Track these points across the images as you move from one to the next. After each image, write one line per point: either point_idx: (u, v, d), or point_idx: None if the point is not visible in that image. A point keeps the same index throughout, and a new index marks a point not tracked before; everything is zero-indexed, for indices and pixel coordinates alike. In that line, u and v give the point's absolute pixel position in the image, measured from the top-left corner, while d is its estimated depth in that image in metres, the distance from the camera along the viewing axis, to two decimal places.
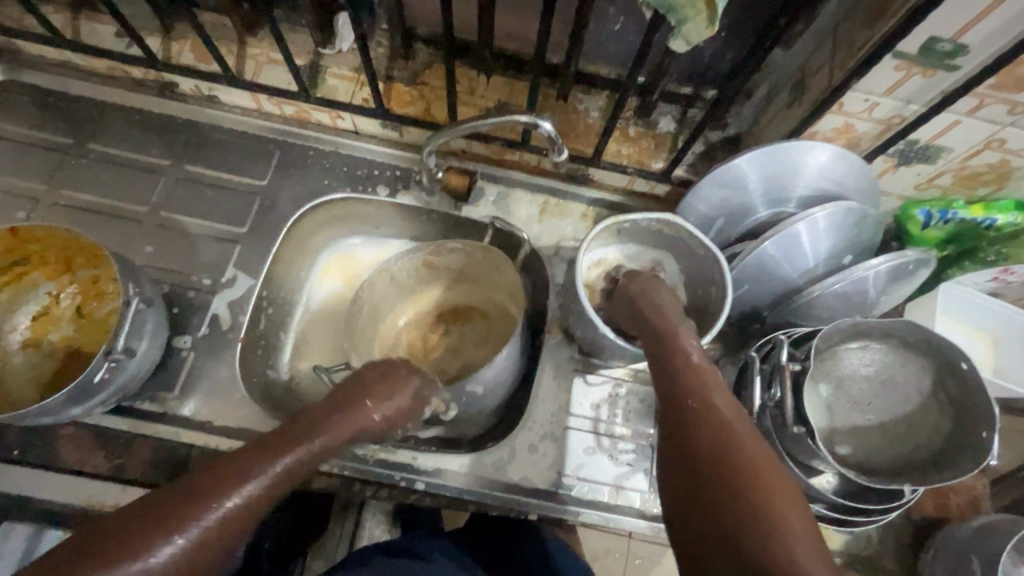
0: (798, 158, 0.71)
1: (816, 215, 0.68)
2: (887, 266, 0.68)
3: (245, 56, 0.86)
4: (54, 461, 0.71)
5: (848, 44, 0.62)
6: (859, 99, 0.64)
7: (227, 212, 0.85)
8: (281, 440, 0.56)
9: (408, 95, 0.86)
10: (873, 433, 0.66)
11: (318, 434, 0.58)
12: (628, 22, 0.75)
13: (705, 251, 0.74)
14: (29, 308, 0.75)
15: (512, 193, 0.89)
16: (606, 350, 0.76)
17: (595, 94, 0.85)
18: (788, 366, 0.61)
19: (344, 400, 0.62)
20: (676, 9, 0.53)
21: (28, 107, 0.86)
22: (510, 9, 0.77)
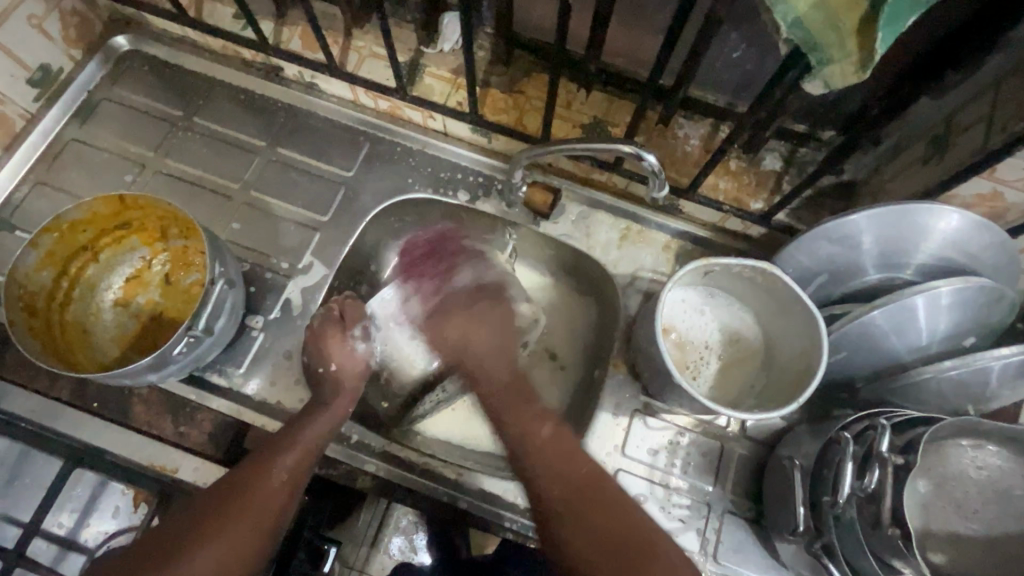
0: (927, 223, 0.63)
1: (942, 290, 0.60)
2: (1019, 359, 0.59)
3: (350, 47, 0.86)
4: (125, 419, 0.75)
5: (1017, 104, 0.54)
6: (1017, 166, 0.56)
7: (311, 199, 0.86)
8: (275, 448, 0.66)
9: (503, 103, 0.84)
10: (978, 546, 0.59)
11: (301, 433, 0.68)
12: (750, 51, 0.69)
13: (801, 309, 0.68)
14: (123, 270, 0.79)
15: (594, 215, 0.86)
16: (675, 396, 0.71)
17: (698, 121, 0.80)
18: (890, 458, 0.54)
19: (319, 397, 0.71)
20: (819, 48, 0.47)
21: (147, 77, 0.91)
22: (624, 24, 0.73)
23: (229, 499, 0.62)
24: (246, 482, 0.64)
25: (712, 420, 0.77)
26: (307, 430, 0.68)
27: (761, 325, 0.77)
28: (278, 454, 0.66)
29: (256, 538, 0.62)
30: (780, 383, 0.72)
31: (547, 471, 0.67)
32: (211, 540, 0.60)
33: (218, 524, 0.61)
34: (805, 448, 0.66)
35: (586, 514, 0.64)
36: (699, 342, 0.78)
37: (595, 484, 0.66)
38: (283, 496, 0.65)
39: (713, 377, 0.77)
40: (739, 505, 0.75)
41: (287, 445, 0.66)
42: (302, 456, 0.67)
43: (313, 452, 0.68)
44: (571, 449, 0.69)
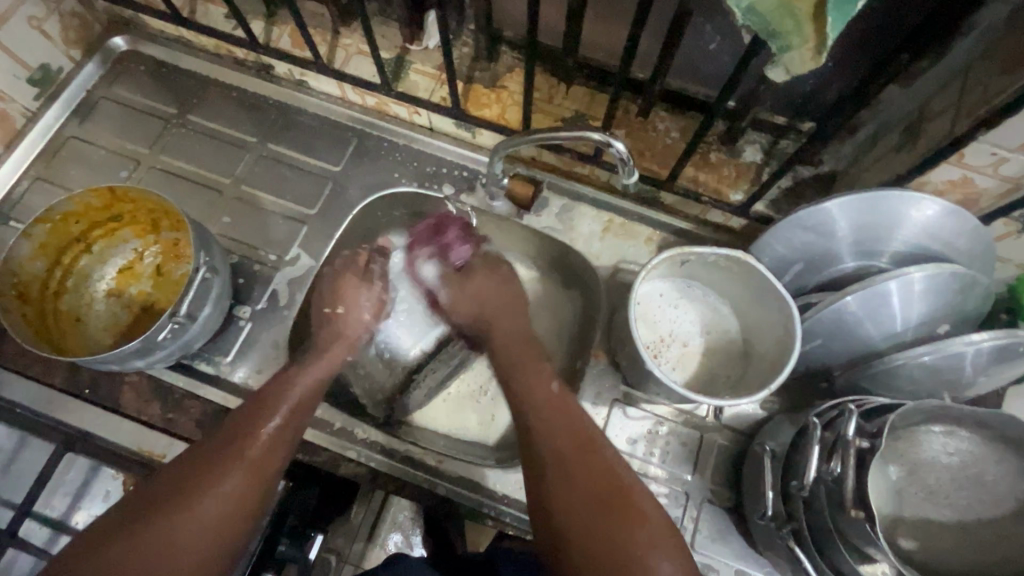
0: (900, 211, 0.63)
1: (913, 276, 0.60)
2: (991, 344, 0.59)
3: (337, 45, 0.88)
4: (115, 406, 0.77)
5: (981, 89, 0.54)
6: (983, 151, 0.57)
7: (299, 193, 0.88)
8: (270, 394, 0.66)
9: (486, 98, 0.85)
10: (948, 532, 0.59)
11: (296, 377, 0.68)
12: (725, 42, 0.70)
13: (775, 296, 0.68)
14: (116, 261, 0.81)
15: (576, 208, 0.87)
16: (652, 385, 0.72)
17: (678, 114, 0.81)
18: (855, 442, 0.54)
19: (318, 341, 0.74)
20: (778, 35, 0.48)
21: (144, 76, 0.94)
22: (601, 19, 0.74)
23: (223, 449, 0.59)
24: (235, 434, 0.61)
25: (692, 410, 0.78)
26: (301, 379, 0.68)
27: (740, 315, 0.78)
28: (270, 406, 0.64)
29: (248, 491, 0.58)
30: (756, 373, 0.73)
31: (539, 415, 0.64)
32: (200, 493, 0.56)
33: (205, 478, 0.57)
34: (780, 436, 0.66)
35: (560, 467, 0.59)
36: (678, 333, 0.79)
37: (576, 436, 0.61)
38: (280, 450, 0.62)
39: (691, 365, 0.78)
40: (718, 494, 0.75)
41: (278, 398, 0.66)
42: (295, 407, 0.66)
43: (303, 408, 0.67)
44: (565, 401, 0.65)
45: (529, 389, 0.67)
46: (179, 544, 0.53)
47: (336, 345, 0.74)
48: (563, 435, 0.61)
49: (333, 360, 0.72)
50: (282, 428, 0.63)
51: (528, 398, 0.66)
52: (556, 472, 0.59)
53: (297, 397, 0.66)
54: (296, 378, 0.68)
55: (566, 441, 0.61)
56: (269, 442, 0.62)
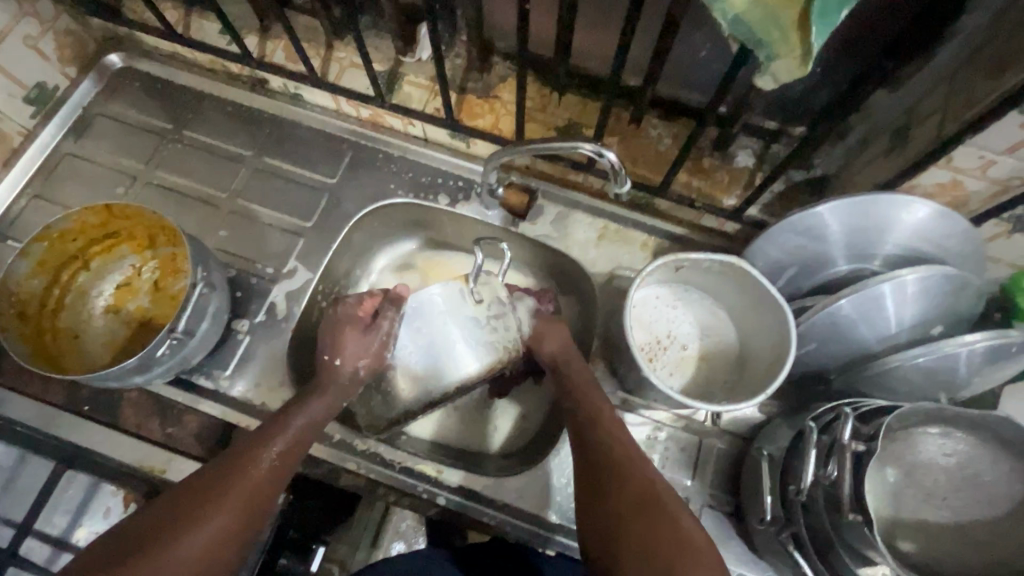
0: (892, 214, 0.64)
1: (906, 278, 0.61)
2: (984, 345, 0.59)
3: (331, 59, 0.89)
4: (115, 421, 0.77)
5: (967, 94, 0.55)
6: (971, 154, 0.57)
7: (296, 206, 0.88)
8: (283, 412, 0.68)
9: (479, 108, 0.86)
10: (945, 532, 0.59)
11: (311, 400, 0.70)
12: (714, 50, 0.70)
13: (770, 301, 0.68)
14: (114, 278, 0.82)
15: (572, 215, 0.87)
16: (649, 390, 0.72)
17: (670, 121, 0.82)
18: (851, 446, 0.55)
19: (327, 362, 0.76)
20: (766, 45, 0.48)
21: (139, 92, 0.95)
22: (591, 28, 0.75)
23: (213, 487, 0.59)
24: (229, 471, 0.60)
25: (690, 415, 0.78)
26: (297, 417, 0.68)
27: (736, 319, 0.78)
28: (264, 445, 0.64)
29: (230, 535, 0.57)
30: (751, 375, 0.74)
31: (607, 455, 0.63)
32: (183, 534, 0.55)
33: (190, 519, 0.56)
34: (778, 440, 0.66)
35: (632, 500, 0.58)
36: (674, 338, 0.79)
37: (628, 461, 0.62)
38: (268, 493, 0.62)
39: (688, 371, 0.78)
40: (718, 499, 0.75)
41: (274, 435, 0.65)
42: (290, 445, 0.66)
43: (299, 448, 0.66)
44: (619, 433, 0.66)
45: (573, 396, 0.70)
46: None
47: (331, 388, 0.73)
48: (617, 467, 0.62)
49: (327, 408, 0.71)
50: (292, 449, 0.66)
51: (568, 404, 0.70)
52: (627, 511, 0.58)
53: (293, 436, 0.66)
54: (293, 416, 0.68)
55: (628, 472, 0.61)
56: (258, 484, 0.61)
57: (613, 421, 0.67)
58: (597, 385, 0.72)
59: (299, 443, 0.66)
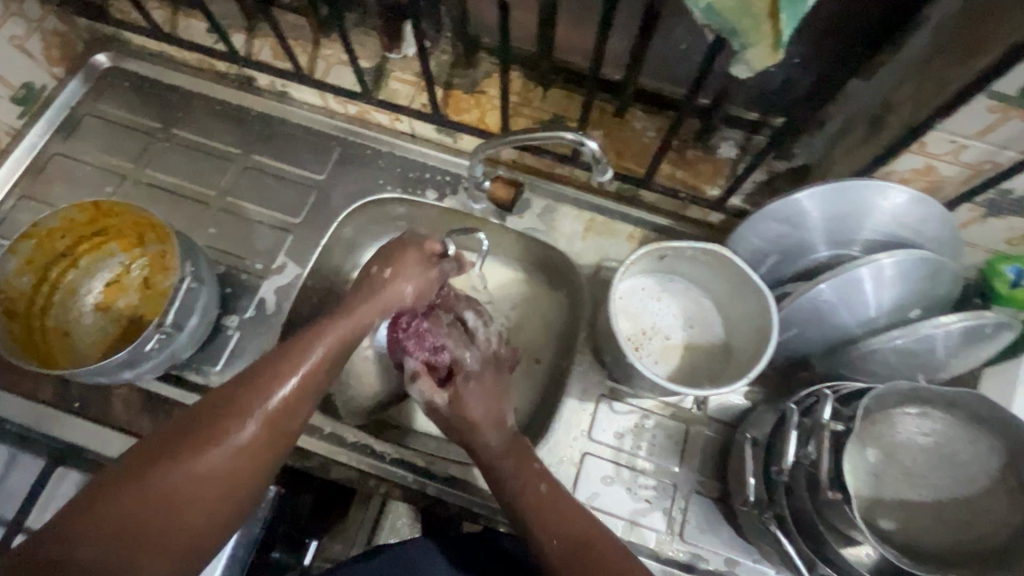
0: (870, 200, 0.65)
1: (883, 261, 0.62)
2: (960, 326, 0.61)
3: (318, 56, 0.90)
4: (105, 418, 0.78)
5: (937, 81, 0.56)
6: (943, 139, 0.58)
7: (284, 202, 0.89)
8: (295, 347, 0.64)
9: (466, 103, 0.87)
10: (925, 510, 0.60)
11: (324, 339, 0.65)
12: (694, 43, 0.72)
13: (752, 287, 0.70)
14: (103, 275, 0.82)
15: (559, 208, 0.88)
16: (635, 378, 0.73)
17: (653, 113, 0.83)
18: (829, 425, 0.56)
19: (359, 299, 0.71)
20: (739, 34, 0.50)
21: (127, 92, 0.95)
22: (574, 22, 0.76)
23: (235, 403, 0.59)
24: (253, 388, 0.60)
25: (677, 403, 0.79)
26: (325, 338, 0.65)
27: (721, 308, 0.79)
28: (290, 363, 0.62)
29: (246, 461, 0.57)
30: (736, 362, 0.75)
31: (560, 538, 0.60)
32: (204, 450, 0.56)
33: (212, 435, 0.57)
34: (762, 424, 0.67)
35: (582, 575, 0.57)
36: (659, 327, 0.80)
37: (593, 546, 0.59)
38: (289, 418, 0.61)
39: (674, 359, 0.79)
40: (705, 485, 0.76)
41: (301, 356, 0.63)
42: (316, 367, 0.64)
43: (327, 368, 0.65)
44: (565, 513, 0.62)
45: (513, 476, 0.65)
46: (176, 494, 0.54)
47: (365, 305, 0.69)
48: (575, 557, 0.59)
49: (367, 314, 0.70)
50: (300, 389, 0.62)
51: (511, 483, 0.65)
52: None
53: (319, 359, 0.64)
54: (312, 345, 0.65)
55: (580, 560, 0.58)
56: (279, 408, 0.60)
57: (559, 499, 0.63)
58: (538, 463, 0.67)
59: (308, 385, 0.63)
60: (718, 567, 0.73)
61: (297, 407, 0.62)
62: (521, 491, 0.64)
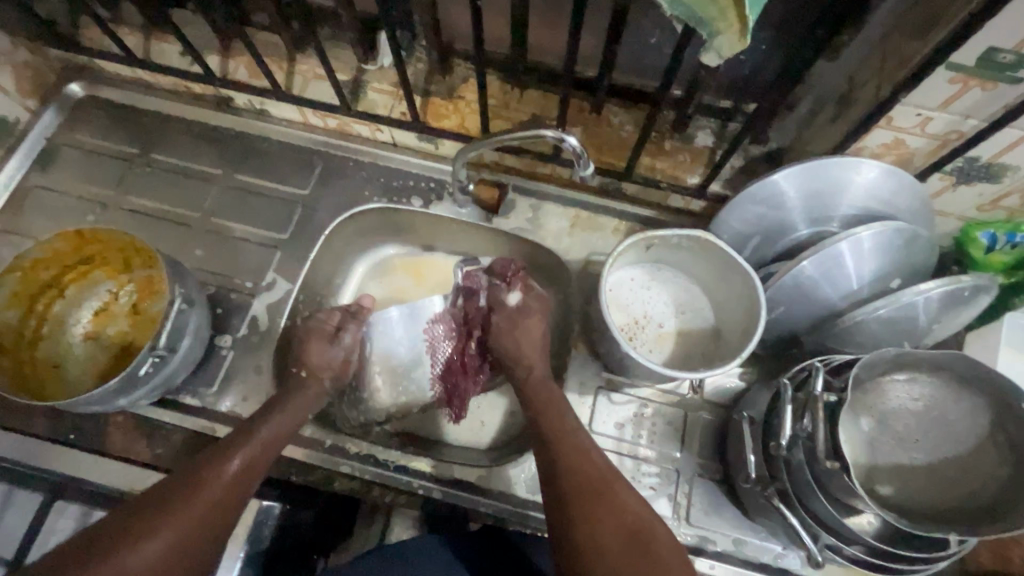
0: (844, 176, 0.67)
1: (860, 235, 0.64)
2: (939, 291, 0.63)
3: (294, 72, 0.90)
4: (103, 447, 0.77)
5: (899, 56, 0.58)
6: (909, 113, 0.60)
7: (271, 219, 0.89)
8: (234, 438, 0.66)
9: (444, 109, 0.87)
10: (919, 473, 0.62)
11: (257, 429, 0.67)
12: (663, 35, 0.73)
13: (737, 269, 0.72)
14: (90, 304, 0.81)
15: (544, 205, 0.89)
16: (630, 367, 0.74)
17: (630, 108, 0.85)
18: (822, 397, 0.58)
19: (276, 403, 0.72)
20: (705, 22, 0.51)
21: (103, 119, 0.95)
22: (545, 22, 0.77)
23: (180, 492, 0.58)
24: (200, 474, 0.60)
25: (675, 389, 0.80)
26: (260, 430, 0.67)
27: (710, 293, 0.81)
28: (230, 450, 0.64)
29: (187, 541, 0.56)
30: (724, 346, 0.77)
31: (580, 483, 0.62)
32: (147, 531, 0.54)
33: (154, 523, 0.55)
34: (758, 402, 0.69)
35: (592, 512, 0.59)
36: (650, 316, 0.81)
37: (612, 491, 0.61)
38: (230, 501, 0.60)
39: (668, 345, 0.80)
40: (707, 468, 0.77)
41: (247, 435, 0.67)
42: (254, 455, 0.65)
43: (270, 451, 0.67)
44: (588, 452, 0.65)
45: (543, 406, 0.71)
46: None
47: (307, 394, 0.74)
48: (586, 487, 0.61)
49: (298, 413, 0.72)
50: (250, 465, 0.64)
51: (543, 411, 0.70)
52: (585, 522, 0.59)
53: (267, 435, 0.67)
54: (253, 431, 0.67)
55: (593, 493, 0.61)
56: (218, 499, 0.60)
57: (586, 445, 0.66)
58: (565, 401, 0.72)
59: (255, 466, 0.64)
60: (726, 548, 0.74)
61: (245, 484, 0.63)
62: (551, 423, 0.69)
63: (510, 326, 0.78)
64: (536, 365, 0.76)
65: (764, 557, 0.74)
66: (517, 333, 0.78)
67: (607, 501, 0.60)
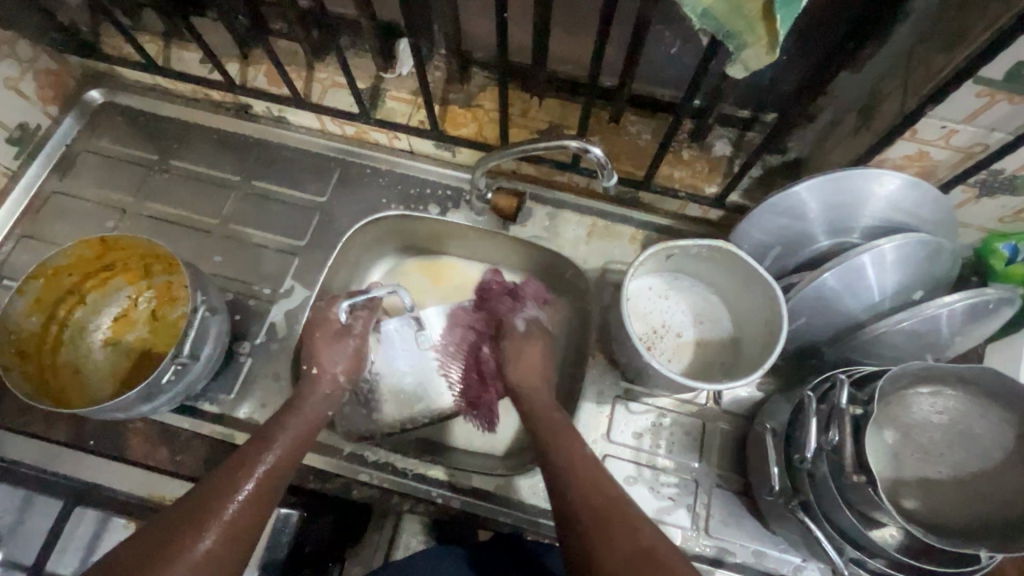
0: (866, 188, 0.67)
1: (884, 247, 0.63)
2: (964, 304, 0.62)
3: (313, 80, 0.91)
4: (123, 454, 0.77)
5: (925, 69, 0.58)
6: (934, 126, 0.61)
7: (289, 226, 0.89)
8: (258, 444, 0.65)
9: (463, 117, 0.88)
10: (943, 486, 0.62)
11: (279, 435, 0.67)
12: (684, 46, 0.74)
13: (758, 279, 0.71)
14: (111, 310, 0.82)
15: (561, 214, 0.89)
16: (650, 377, 0.74)
17: (648, 117, 0.85)
18: (848, 410, 0.57)
19: (288, 410, 0.71)
20: (734, 36, 0.51)
21: (123, 126, 0.95)
22: (566, 32, 0.77)
23: (198, 509, 0.57)
24: (225, 482, 0.60)
25: (693, 399, 0.80)
26: (280, 434, 0.67)
27: (729, 303, 0.81)
28: (252, 457, 0.64)
29: (219, 550, 0.55)
30: (743, 357, 0.77)
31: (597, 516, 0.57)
32: (180, 542, 0.54)
33: (185, 534, 0.55)
34: (779, 414, 0.69)
35: (612, 532, 0.55)
36: (668, 325, 0.81)
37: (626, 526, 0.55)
38: (257, 507, 0.60)
39: (686, 355, 0.80)
40: (726, 479, 0.77)
41: (267, 445, 0.66)
42: (278, 461, 0.65)
43: (292, 461, 0.66)
44: (595, 477, 0.62)
45: (561, 439, 0.67)
46: None
47: (323, 385, 0.74)
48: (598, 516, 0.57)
49: (322, 401, 0.73)
50: (276, 468, 0.64)
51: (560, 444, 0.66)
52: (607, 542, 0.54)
53: (287, 442, 0.67)
54: (273, 438, 0.66)
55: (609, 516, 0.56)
56: (245, 507, 0.59)
57: (598, 473, 0.62)
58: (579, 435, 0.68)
59: (280, 471, 0.64)
60: (745, 560, 0.74)
61: (272, 489, 0.62)
62: (562, 456, 0.65)
63: (512, 354, 0.79)
64: (539, 397, 0.74)
65: (783, 569, 0.73)
66: (519, 359, 0.78)
67: (621, 527, 0.55)
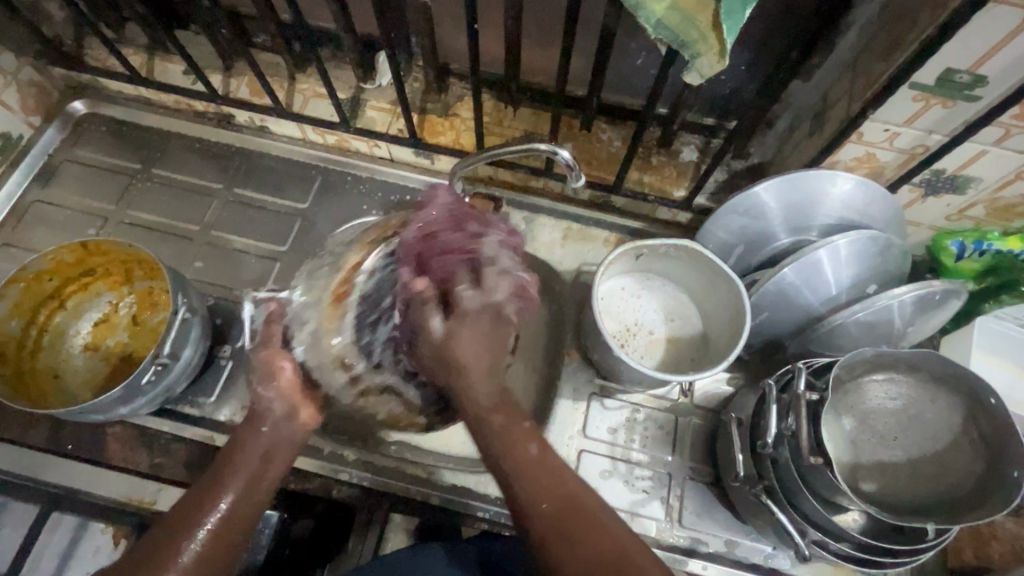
0: (820, 188, 0.71)
1: (837, 243, 0.67)
2: (912, 295, 0.66)
3: (294, 90, 0.93)
4: (102, 458, 0.77)
5: (867, 76, 0.62)
6: (877, 129, 0.65)
7: (271, 231, 0.91)
8: (193, 505, 0.54)
9: (440, 125, 0.91)
10: (899, 469, 0.65)
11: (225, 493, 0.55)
12: (649, 56, 0.78)
13: (723, 277, 0.75)
14: (91, 315, 0.82)
15: (537, 218, 0.92)
16: (622, 373, 0.76)
17: (618, 124, 0.89)
18: (805, 395, 0.60)
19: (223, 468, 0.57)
20: (688, 44, 0.54)
21: (105, 136, 0.97)
22: (538, 43, 0.81)
23: (159, 552, 0.51)
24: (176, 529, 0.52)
25: (665, 395, 0.83)
26: (223, 496, 0.54)
27: (698, 301, 0.84)
28: (194, 517, 0.53)
29: None
30: (712, 352, 0.80)
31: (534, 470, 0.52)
32: None
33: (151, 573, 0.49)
34: (744, 405, 0.71)
35: (533, 481, 0.52)
36: (640, 323, 0.84)
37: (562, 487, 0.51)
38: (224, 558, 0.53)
39: (659, 351, 0.83)
40: (698, 471, 0.79)
41: (206, 509, 0.54)
42: (226, 522, 0.54)
43: (244, 523, 0.55)
44: (566, 484, 0.52)
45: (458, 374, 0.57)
46: None
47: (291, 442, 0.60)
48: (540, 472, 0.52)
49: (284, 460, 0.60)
50: (230, 522, 0.54)
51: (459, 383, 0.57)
52: (537, 491, 0.51)
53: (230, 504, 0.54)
54: (216, 498, 0.54)
55: (574, 522, 0.50)
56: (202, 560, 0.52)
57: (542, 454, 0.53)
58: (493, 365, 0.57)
59: (232, 529, 0.54)
60: (718, 549, 0.76)
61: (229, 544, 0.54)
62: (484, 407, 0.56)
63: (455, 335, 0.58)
64: (480, 377, 0.57)
65: (755, 558, 0.76)
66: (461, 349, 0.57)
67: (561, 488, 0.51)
